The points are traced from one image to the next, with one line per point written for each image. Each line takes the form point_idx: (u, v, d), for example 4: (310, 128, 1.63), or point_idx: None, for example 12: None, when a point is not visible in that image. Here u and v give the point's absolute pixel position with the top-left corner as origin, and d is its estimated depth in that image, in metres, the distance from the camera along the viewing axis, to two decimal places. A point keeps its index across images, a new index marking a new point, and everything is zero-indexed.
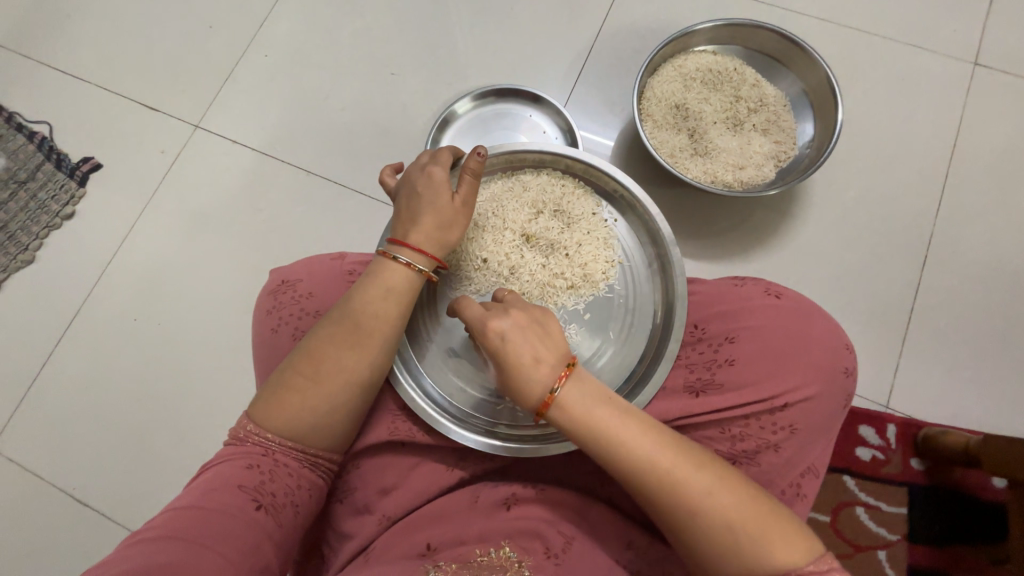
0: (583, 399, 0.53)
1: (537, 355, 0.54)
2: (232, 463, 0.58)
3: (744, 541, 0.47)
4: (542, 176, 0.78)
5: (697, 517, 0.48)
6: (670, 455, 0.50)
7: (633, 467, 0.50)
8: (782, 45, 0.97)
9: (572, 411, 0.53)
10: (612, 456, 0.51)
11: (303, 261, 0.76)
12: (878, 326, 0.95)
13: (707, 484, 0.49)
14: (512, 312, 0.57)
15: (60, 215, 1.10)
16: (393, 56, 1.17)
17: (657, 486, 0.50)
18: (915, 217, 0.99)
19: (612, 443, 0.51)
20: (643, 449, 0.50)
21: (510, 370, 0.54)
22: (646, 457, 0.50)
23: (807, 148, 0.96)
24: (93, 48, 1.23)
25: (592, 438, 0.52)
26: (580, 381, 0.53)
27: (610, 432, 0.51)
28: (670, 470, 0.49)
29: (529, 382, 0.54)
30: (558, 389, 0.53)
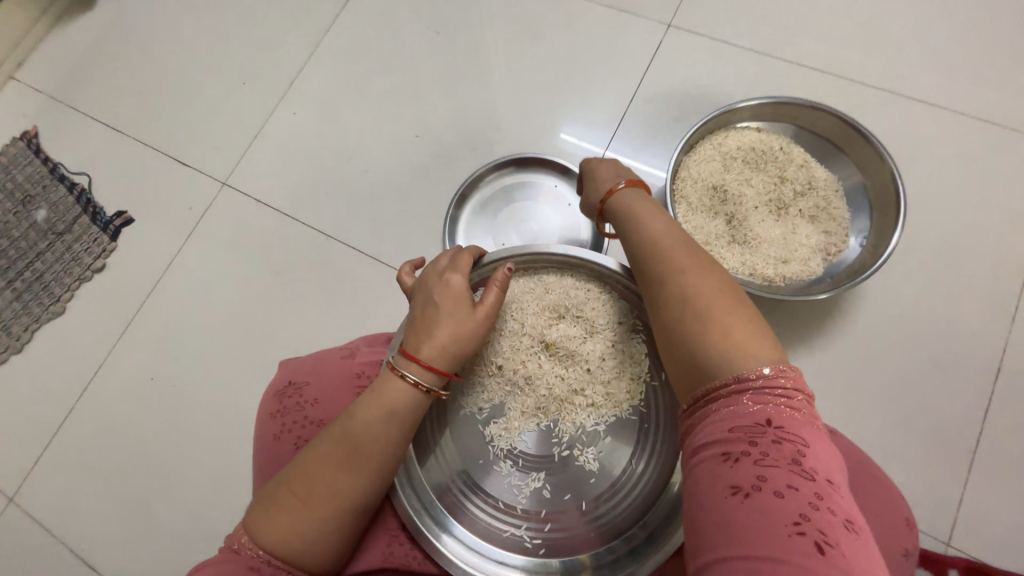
0: (630, 197, 0.64)
1: (613, 175, 0.69)
2: (227, 565, 0.54)
3: (704, 322, 0.47)
4: (566, 278, 0.72)
5: (674, 280, 0.52)
6: (677, 243, 0.55)
7: (637, 233, 0.58)
8: (836, 126, 0.89)
9: (617, 198, 0.64)
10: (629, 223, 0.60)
11: (312, 361, 0.74)
12: (938, 446, 0.84)
13: (702, 280, 0.50)
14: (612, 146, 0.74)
15: (91, 268, 1.13)
16: (419, 117, 1.15)
17: (650, 255, 0.56)
18: (986, 320, 0.88)
19: (634, 213, 0.61)
20: (655, 227, 0.58)
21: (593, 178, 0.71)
22: (655, 232, 0.57)
23: (860, 244, 0.87)
24: (135, 102, 1.27)
25: (623, 212, 0.62)
26: (635, 196, 0.64)
27: (635, 213, 0.61)
28: (668, 247, 0.55)
29: (600, 185, 0.69)
30: (613, 188, 0.66)
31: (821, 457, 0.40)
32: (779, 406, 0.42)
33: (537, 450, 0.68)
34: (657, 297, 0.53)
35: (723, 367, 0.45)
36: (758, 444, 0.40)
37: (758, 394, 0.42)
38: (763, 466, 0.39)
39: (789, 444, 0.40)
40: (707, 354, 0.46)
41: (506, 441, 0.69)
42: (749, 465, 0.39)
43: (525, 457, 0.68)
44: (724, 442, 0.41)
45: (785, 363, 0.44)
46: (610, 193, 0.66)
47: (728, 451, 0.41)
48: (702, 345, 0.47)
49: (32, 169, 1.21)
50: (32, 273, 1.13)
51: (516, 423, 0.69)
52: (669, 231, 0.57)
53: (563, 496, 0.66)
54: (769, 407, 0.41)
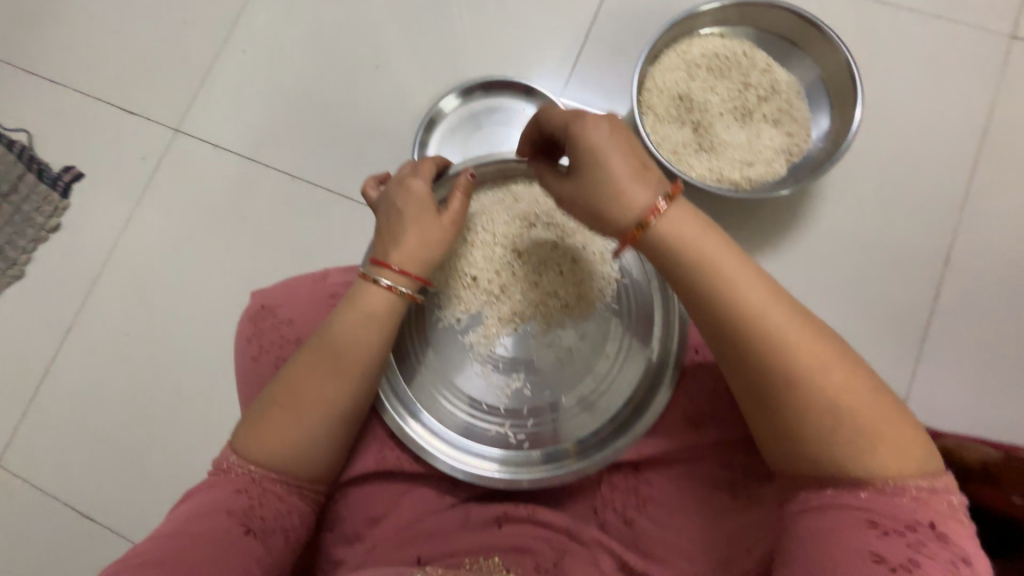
0: (677, 229, 0.51)
1: (638, 174, 0.51)
2: (218, 489, 0.57)
3: (852, 428, 0.46)
4: (535, 186, 0.73)
5: (806, 391, 0.47)
6: (796, 326, 0.49)
7: (744, 310, 0.49)
8: (796, 25, 0.89)
9: (679, 241, 0.51)
10: (716, 283, 0.50)
11: (282, 285, 0.73)
12: (893, 331, 0.90)
13: (829, 369, 0.47)
14: (609, 120, 0.54)
15: (46, 228, 1.08)
16: (375, 48, 1.10)
17: (767, 343, 0.48)
18: (938, 212, 0.92)
19: (718, 266, 0.50)
20: (762, 303, 0.49)
21: (610, 181, 0.51)
22: (770, 314, 0.49)
23: (821, 141, 0.89)
24: (67, 50, 1.18)
25: (706, 274, 0.50)
26: (706, 237, 0.51)
27: (727, 278, 0.50)
28: (789, 334, 0.48)
29: (626, 207, 0.51)
30: (659, 217, 0.50)
31: (965, 538, 0.43)
32: (941, 510, 0.44)
33: (517, 354, 0.70)
34: (795, 411, 0.48)
35: (871, 471, 0.45)
36: (914, 533, 0.43)
37: (923, 498, 0.44)
38: (914, 552, 0.42)
39: (949, 548, 0.42)
40: (856, 462, 0.46)
41: (485, 348, 0.70)
42: (899, 551, 0.42)
43: (505, 361, 0.70)
44: (872, 512, 0.44)
45: (931, 456, 0.46)
46: (653, 212, 0.50)
47: (876, 522, 0.43)
48: (859, 458, 0.45)
49: None
50: None
51: (494, 330, 0.71)
52: (775, 304, 0.49)
53: (542, 393, 0.69)
54: (936, 513, 0.44)
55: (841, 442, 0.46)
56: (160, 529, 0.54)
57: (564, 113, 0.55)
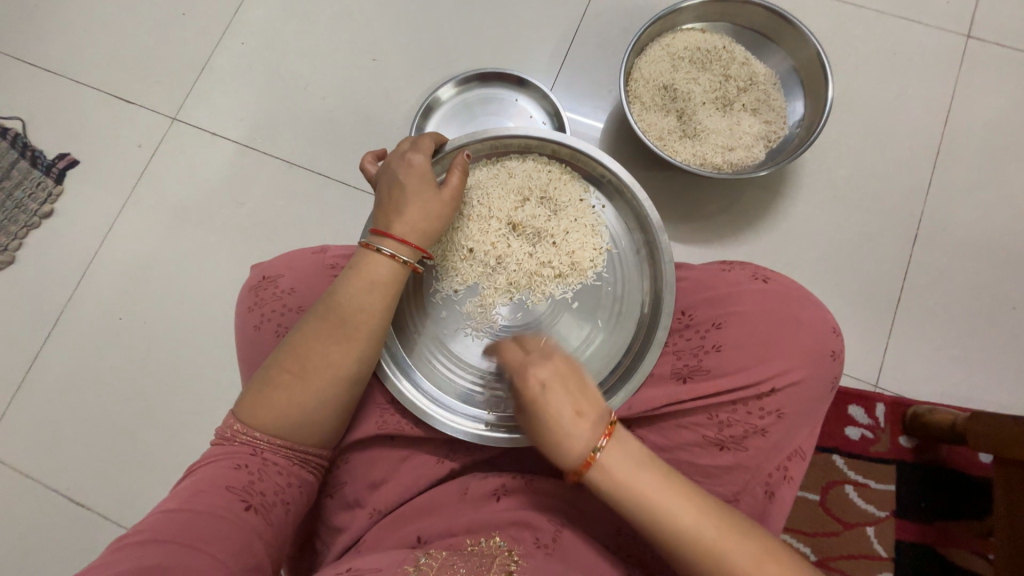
0: (615, 464, 0.50)
1: (579, 411, 0.52)
2: (218, 464, 0.57)
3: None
4: (527, 162, 0.77)
5: None
6: (714, 525, 0.48)
7: (669, 531, 0.49)
8: (771, 21, 0.95)
9: (612, 477, 0.50)
10: (641, 508, 0.50)
11: (284, 256, 0.74)
12: (868, 307, 0.95)
13: (749, 560, 0.47)
14: (552, 360, 0.55)
15: (39, 214, 1.08)
16: (373, 41, 1.14)
17: (701, 553, 0.48)
18: (906, 195, 0.99)
19: (640, 493, 0.50)
20: (685, 515, 0.49)
21: (551, 426, 0.53)
22: (690, 522, 0.48)
23: (798, 127, 0.94)
24: (63, 40, 1.19)
25: (632, 503, 0.50)
26: (634, 465, 0.50)
27: (647, 498, 0.49)
28: (712, 538, 0.48)
29: (570, 441, 0.51)
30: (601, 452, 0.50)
31: None
32: None
33: (513, 321, 0.73)
34: None
35: None
36: None
37: None
38: None
39: None
40: None
41: (482, 318, 0.73)
42: None
43: (502, 329, 0.73)
44: None
45: None
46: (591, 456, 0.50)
47: None
48: None
49: None
50: None
51: (490, 300, 0.73)
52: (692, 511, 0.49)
53: None
54: None
55: None
56: (161, 504, 0.53)
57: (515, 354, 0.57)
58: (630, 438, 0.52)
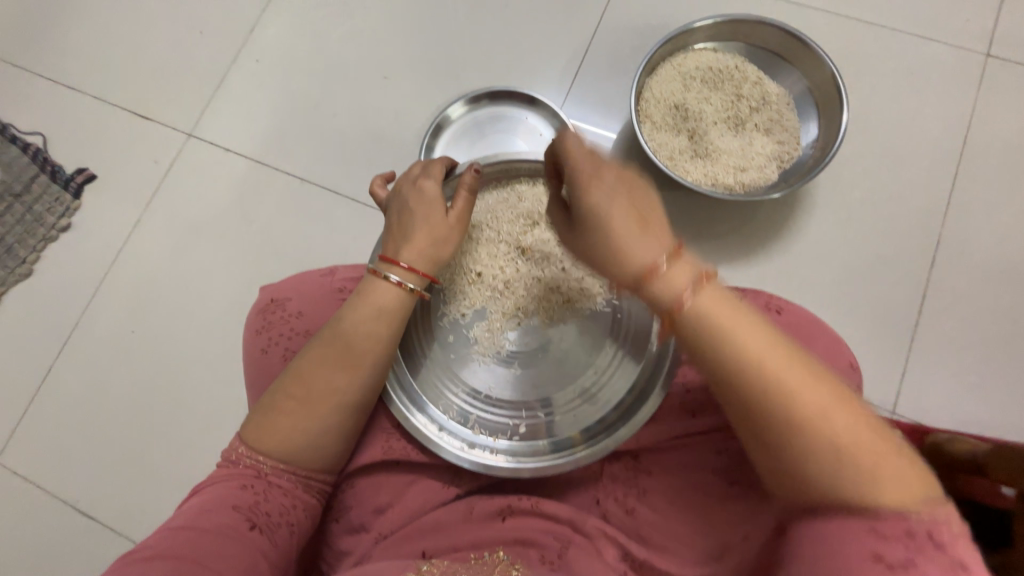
0: (676, 265, 0.46)
1: (636, 224, 0.48)
2: (224, 484, 0.56)
3: (849, 467, 0.40)
4: (537, 186, 0.77)
5: (801, 428, 0.41)
6: (784, 359, 0.43)
7: (732, 351, 0.44)
8: (785, 41, 0.95)
9: (676, 287, 0.46)
10: (705, 328, 0.45)
11: (293, 278, 0.75)
12: (882, 331, 0.93)
13: (820, 402, 0.42)
14: (613, 179, 0.50)
15: (56, 228, 1.10)
16: (385, 58, 1.15)
17: (764, 382, 0.42)
18: (922, 217, 0.97)
19: (707, 311, 0.45)
20: (757, 344, 0.43)
21: (605, 229, 0.49)
22: (759, 351, 0.43)
23: (811, 148, 0.93)
24: (84, 58, 1.22)
25: (693, 316, 0.45)
26: (712, 290, 0.46)
27: (713, 315, 0.45)
28: (778, 370, 0.42)
29: (627, 246, 0.48)
30: (664, 274, 0.46)
31: None
32: None
33: (522, 347, 0.73)
34: (793, 454, 0.42)
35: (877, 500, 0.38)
36: None
37: None
38: None
39: None
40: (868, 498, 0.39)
41: (489, 342, 0.73)
42: None
43: (510, 353, 0.73)
44: None
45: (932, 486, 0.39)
46: (653, 268, 0.46)
47: None
48: (869, 492, 0.39)
49: None
50: None
51: (498, 324, 0.74)
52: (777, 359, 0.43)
53: (544, 385, 0.72)
54: None
55: (851, 482, 0.39)
56: (167, 522, 0.52)
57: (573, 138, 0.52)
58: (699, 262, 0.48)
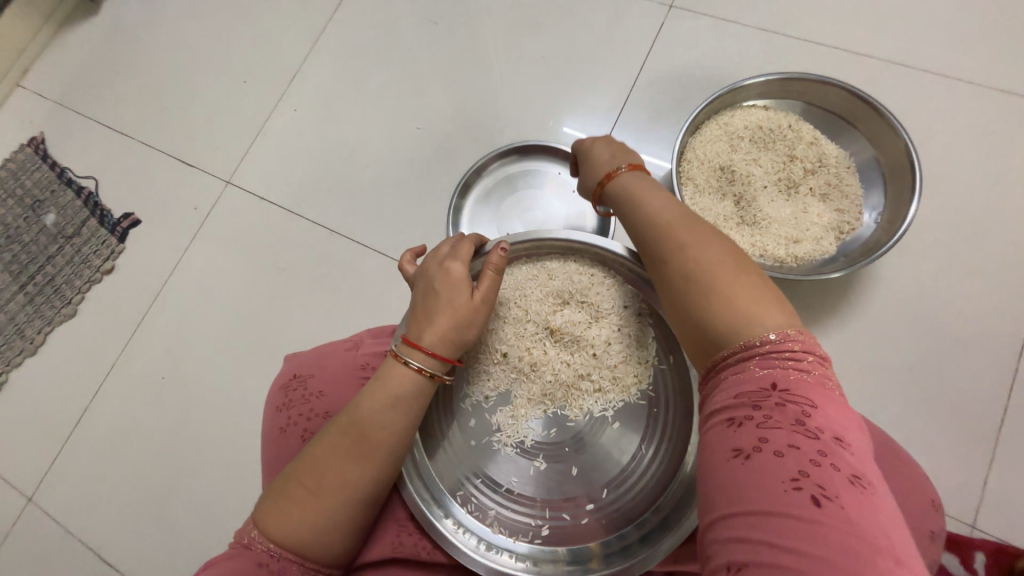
0: (626, 182, 0.61)
1: (613, 155, 0.65)
2: (238, 560, 0.54)
3: (732, 312, 0.45)
4: (569, 263, 0.72)
5: (697, 280, 0.49)
6: (699, 238, 0.51)
7: (659, 230, 0.54)
8: (847, 102, 0.87)
9: (625, 188, 0.60)
10: (641, 216, 0.57)
11: (317, 353, 0.74)
12: (959, 428, 0.82)
13: (726, 269, 0.48)
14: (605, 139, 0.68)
15: (101, 270, 1.14)
16: (420, 109, 1.14)
17: (678, 252, 0.51)
18: (1009, 297, 0.85)
19: (648, 207, 0.57)
20: (681, 230, 0.53)
21: (589, 161, 0.67)
22: (680, 232, 0.53)
23: (875, 220, 0.84)
24: (138, 106, 1.28)
25: (636, 205, 0.58)
26: (653, 189, 0.59)
27: (651, 211, 0.56)
28: (692, 246, 0.51)
29: (598, 163, 0.65)
30: (614, 177, 0.62)
31: None
32: None
33: (546, 438, 0.67)
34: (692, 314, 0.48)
35: (754, 338, 0.43)
36: None
37: None
38: None
39: None
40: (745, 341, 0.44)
41: (513, 430, 0.68)
42: None
43: (533, 444, 0.67)
44: None
45: (830, 377, 0.42)
46: (610, 176, 0.63)
47: None
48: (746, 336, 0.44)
49: (39, 175, 1.23)
50: (43, 277, 1.14)
51: (523, 411, 0.68)
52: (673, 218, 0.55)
53: (571, 484, 0.65)
54: None
55: (737, 327, 0.44)
56: None
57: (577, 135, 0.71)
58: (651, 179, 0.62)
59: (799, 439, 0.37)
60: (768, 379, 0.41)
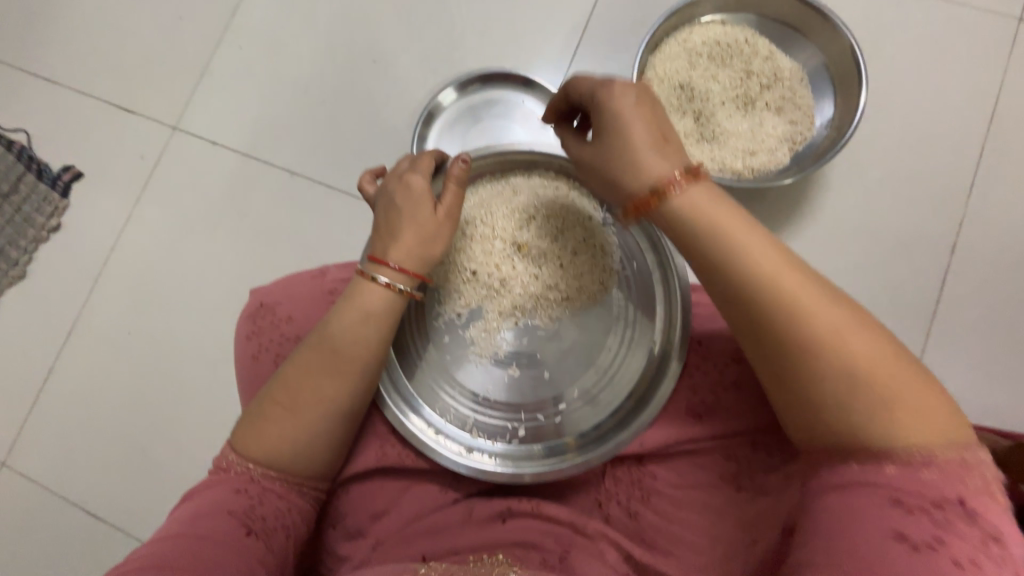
0: (701, 207, 0.49)
1: (654, 140, 0.51)
2: (217, 489, 0.56)
3: (870, 397, 0.42)
4: (533, 178, 0.73)
5: (829, 359, 0.44)
6: (829, 308, 0.45)
7: (775, 295, 0.45)
8: (799, 12, 0.88)
9: (718, 231, 0.48)
10: (753, 273, 0.46)
11: (282, 282, 0.73)
12: (898, 321, 0.89)
13: (856, 341, 0.44)
14: (642, 102, 0.53)
15: (46, 228, 1.08)
16: (374, 41, 1.09)
17: (805, 328, 0.44)
18: (944, 198, 0.91)
19: (757, 259, 0.46)
20: (803, 293, 0.45)
21: (625, 148, 0.52)
22: (806, 300, 0.45)
23: (825, 129, 0.88)
24: (64, 50, 1.17)
25: (737, 257, 0.47)
26: (750, 227, 0.48)
27: (753, 260, 0.47)
28: (827, 321, 0.44)
29: (646, 161, 0.51)
30: (677, 188, 0.50)
31: None
32: None
33: (519, 347, 0.70)
34: (827, 399, 0.44)
35: (900, 436, 0.41)
36: None
37: None
38: None
39: None
40: (888, 431, 0.41)
41: (487, 343, 0.70)
42: None
43: (507, 354, 0.70)
44: None
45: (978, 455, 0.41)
46: (668, 184, 0.50)
47: None
48: (896, 433, 0.41)
49: None
50: None
51: (495, 324, 0.71)
52: (795, 277, 0.46)
53: (544, 388, 0.69)
54: None
55: (881, 418, 0.42)
56: (161, 531, 0.52)
57: (591, 76, 0.55)
58: (715, 186, 0.51)
59: (949, 536, 0.38)
60: (948, 493, 0.39)
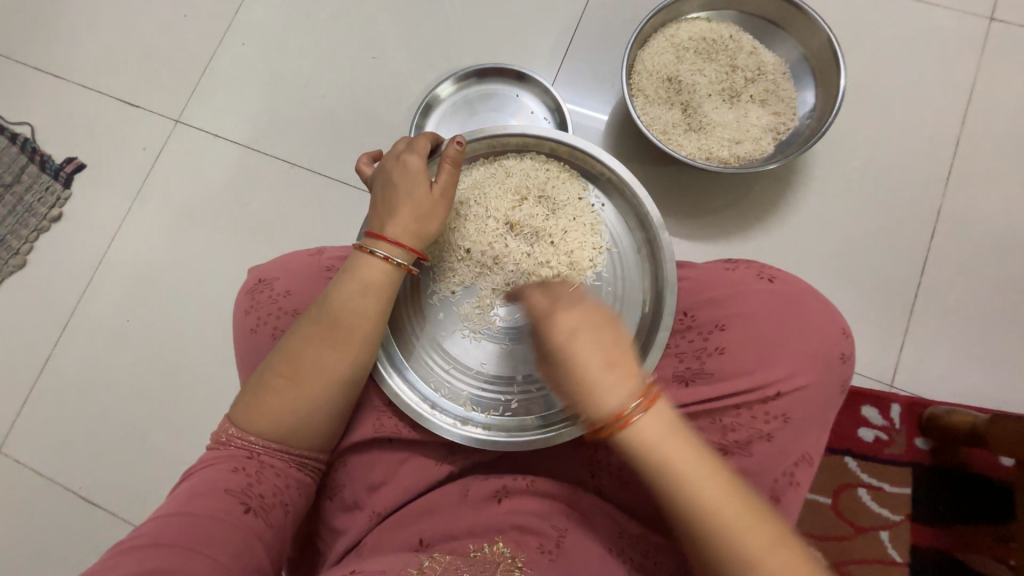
0: (644, 432, 0.47)
1: (605, 368, 0.49)
2: (215, 467, 0.56)
3: None
4: (525, 161, 0.76)
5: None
6: (748, 513, 0.45)
7: (704, 513, 0.45)
8: (780, 8, 0.92)
9: (655, 452, 0.47)
10: (681, 483, 0.46)
11: (280, 259, 0.74)
12: (881, 304, 0.92)
13: (776, 557, 0.44)
14: (582, 326, 0.51)
15: (48, 217, 1.10)
16: (373, 38, 1.13)
17: (729, 548, 0.44)
18: (923, 187, 0.95)
19: (685, 468, 0.46)
20: (725, 503, 0.45)
21: (576, 384, 0.50)
22: (731, 517, 0.45)
23: (808, 119, 0.91)
24: (69, 45, 1.20)
25: (669, 479, 0.47)
26: (683, 441, 0.47)
27: (688, 478, 0.46)
28: (747, 536, 0.44)
29: (600, 398, 0.48)
30: (628, 422, 0.47)
31: None
32: None
33: (511, 322, 0.72)
34: None
35: None
36: None
37: None
38: None
39: None
40: None
41: (480, 319, 0.72)
42: None
43: (500, 330, 0.72)
44: None
45: None
46: (620, 418, 0.47)
47: None
48: None
49: None
50: None
51: (488, 301, 0.72)
52: (731, 498, 0.46)
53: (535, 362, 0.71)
54: None
55: None
56: (159, 509, 0.53)
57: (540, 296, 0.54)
58: (666, 407, 0.49)
59: None
60: None
